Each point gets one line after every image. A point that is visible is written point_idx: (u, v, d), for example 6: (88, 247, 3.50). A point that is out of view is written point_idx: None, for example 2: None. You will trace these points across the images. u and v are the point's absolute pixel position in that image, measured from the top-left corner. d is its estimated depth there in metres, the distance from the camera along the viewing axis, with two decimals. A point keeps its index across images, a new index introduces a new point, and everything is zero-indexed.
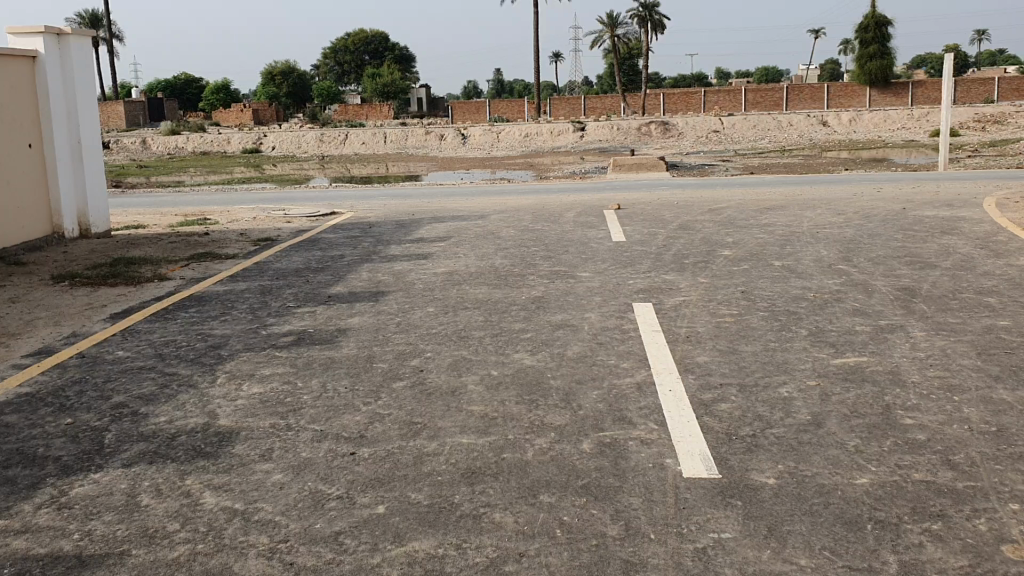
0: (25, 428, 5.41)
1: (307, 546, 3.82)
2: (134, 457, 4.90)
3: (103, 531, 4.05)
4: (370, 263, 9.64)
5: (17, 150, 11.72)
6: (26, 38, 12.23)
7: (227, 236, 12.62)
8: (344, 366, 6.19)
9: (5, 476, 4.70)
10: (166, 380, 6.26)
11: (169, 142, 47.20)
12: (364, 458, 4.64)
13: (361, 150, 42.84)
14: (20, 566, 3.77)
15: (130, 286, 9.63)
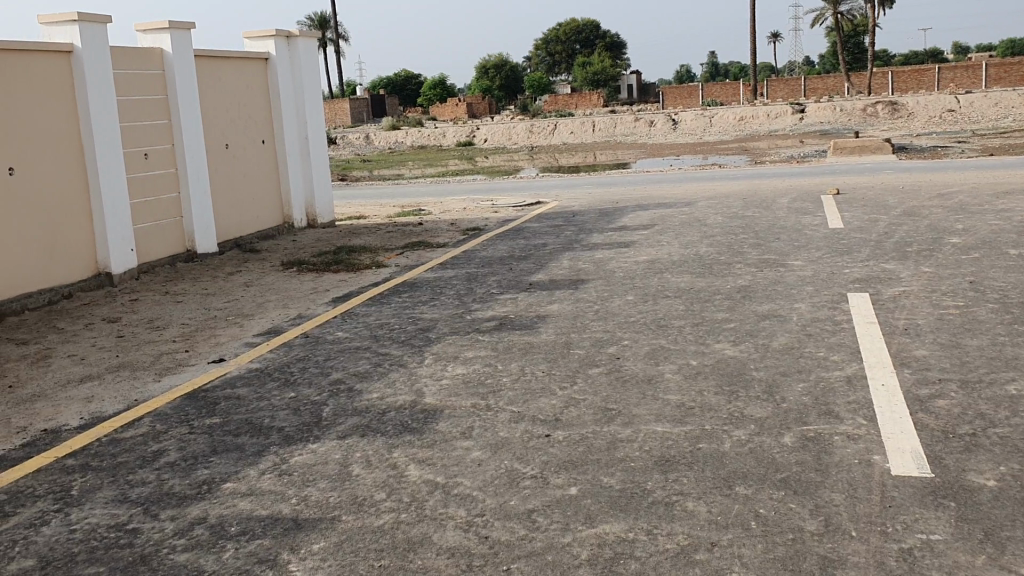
0: (255, 401, 5.91)
1: (502, 521, 3.94)
2: (348, 430, 5.24)
3: (318, 497, 4.37)
4: (573, 251, 9.75)
5: (252, 146, 12.74)
6: (259, 42, 13.27)
7: (440, 226, 13.13)
8: (543, 351, 6.31)
9: (236, 443, 5.17)
10: (379, 359, 6.64)
11: (391, 136, 49.64)
12: (559, 441, 4.72)
13: (572, 140, 43.22)
14: (245, 525, 4.14)
15: (350, 273, 10.24)
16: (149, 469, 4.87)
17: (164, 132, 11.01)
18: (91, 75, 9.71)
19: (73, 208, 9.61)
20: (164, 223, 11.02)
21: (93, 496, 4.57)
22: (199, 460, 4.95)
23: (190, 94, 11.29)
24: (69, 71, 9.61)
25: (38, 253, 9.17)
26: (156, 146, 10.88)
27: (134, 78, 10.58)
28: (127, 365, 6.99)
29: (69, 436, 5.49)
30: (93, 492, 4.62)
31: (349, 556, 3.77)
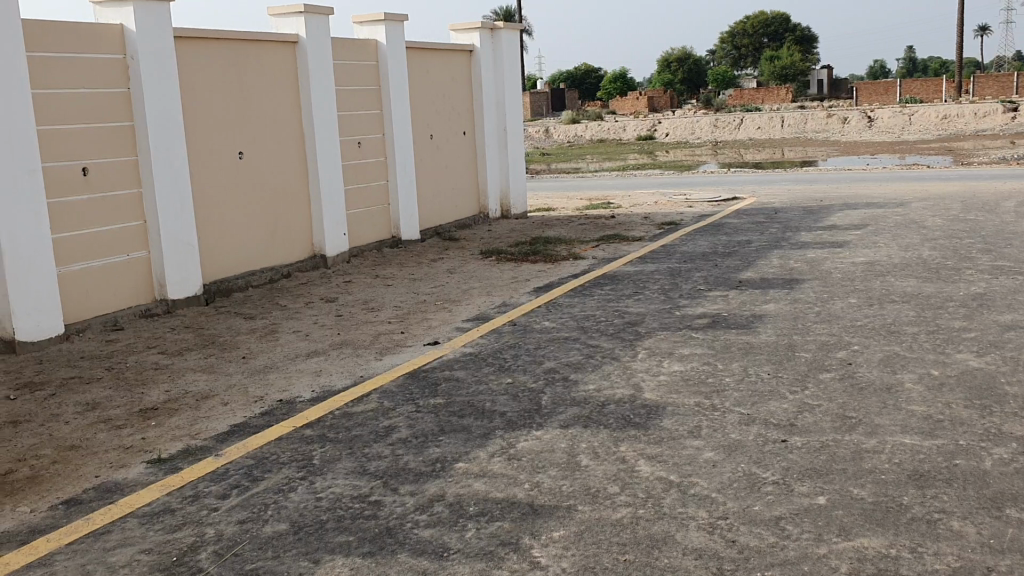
0: (473, 384, 6.00)
1: (748, 526, 3.80)
2: (570, 420, 5.22)
3: (551, 485, 4.36)
4: (781, 249, 9.41)
5: (454, 137, 13.04)
6: (464, 34, 13.55)
7: (634, 219, 12.98)
8: (765, 352, 6.09)
9: (461, 424, 5.26)
10: (591, 351, 6.60)
11: (570, 129, 49.79)
12: (797, 447, 4.52)
13: (758, 135, 41.95)
14: (483, 506, 4.19)
15: (549, 263, 10.28)
16: (383, 444, 5.02)
17: (376, 121, 11.42)
18: (313, 65, 10.18)
19: (293, 193, 10.12)
20: (372, 210, 11.43)
21: (334, 466, 4.76)
22: (429, 439, 5.06)
23: (400, 85, 11.66)
24: (295, 62, 10.12)
25: (262, 234, 9.72)
26: (368, 134, 11.29)
27: (351, 68, 11.02)
28: (348, 343, 7.26)
29: (304, 407, 5.75)
30: (334, 463, 4.80)
31: (592, 547, 3.73)
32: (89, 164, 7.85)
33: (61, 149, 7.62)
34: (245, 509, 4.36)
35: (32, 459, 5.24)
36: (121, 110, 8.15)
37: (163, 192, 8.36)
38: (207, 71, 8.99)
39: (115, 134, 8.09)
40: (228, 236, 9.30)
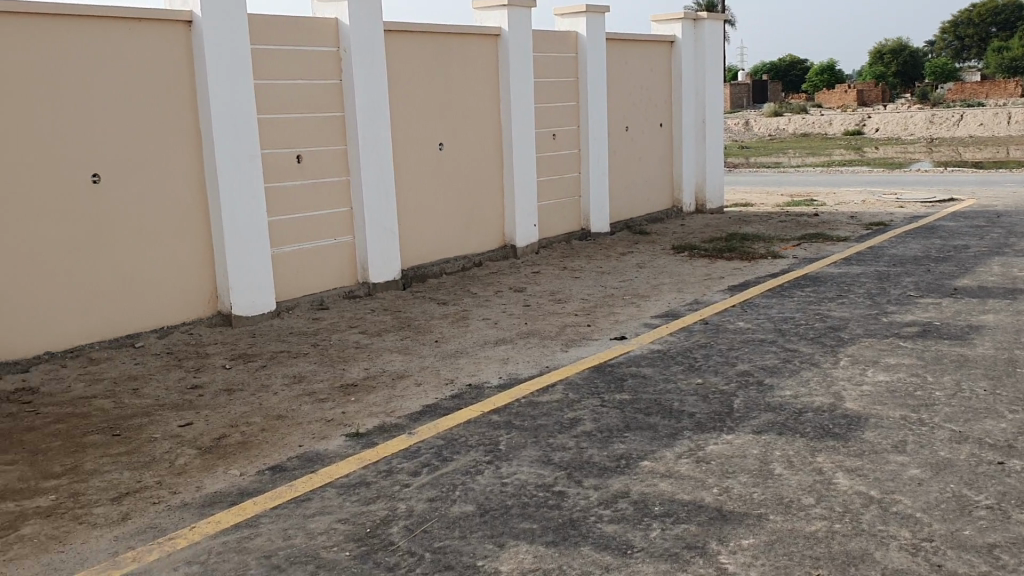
0: (662, 382, 5.91)
1: (957, 551, 3.53)
2: (763, 425, 5.04)
3: (740, 490, 4.22)
4: (1004, 256, 8.70)
5: (650, 130, 12.92)
6: (666, 25, 13.38)
7: (837, 219, 12.39)
8: (981, 366, 5.65)
9: (649, 422, 5.19)
10: (788, 355, 6.34)
11: (771, 123, 48.19)
12: (1017, 471, 4.16)
13: (979, 132, 39.03)
14: (669, 506, 4.11)
15: (745, 261, 9.98)
16: (569, 435, 5.04)
17: (572, 113, 11.48)
18: (515, 57, 10.34)
19: (489, 183, 10.34)
20: (565, 202, 11.51)
21: (520, 454, 4.82)
22: (615, 434, 5.02)
23: (599, 77, 11.65)
24: (496, 54, 10.30)
25: (457, 222, 9.99)
26: (564, 126, 11.37)
27: (551, 60, 11.11)
28: (537, 333, 7.34)
29: (493, 393, 5.86)
30: (521, 450, 4.86)
31: (783, 559, 3.58)
32: (302, 151, 8.32)
33: (278, 137, 8.12)
34: (435, 488, 4.49)
35: (243, 425, 5.62)
36: (333, 101, 8.59)
37: (368, 180, 8.74)
38: (413, 63, 9.32)
39: (326, 123, 8.54)
40: (426, 223, 9.62)
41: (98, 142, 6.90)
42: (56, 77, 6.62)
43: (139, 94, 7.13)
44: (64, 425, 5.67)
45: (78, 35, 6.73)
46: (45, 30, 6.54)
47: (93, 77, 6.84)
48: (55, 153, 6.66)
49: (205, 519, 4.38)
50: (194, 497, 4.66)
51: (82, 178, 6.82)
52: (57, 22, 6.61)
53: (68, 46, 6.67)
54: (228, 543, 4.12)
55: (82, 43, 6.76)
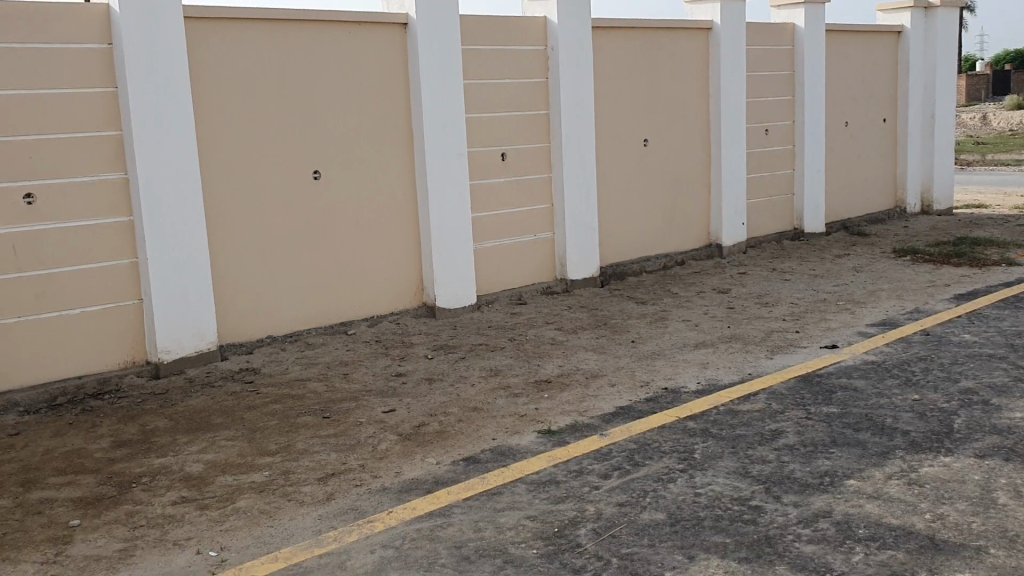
0: (874, 396, 5.55)
1: None
2: (987, 449, 4.62)
3: (957, 519, 3.89)
4: None
5: (871, 125, 12.19)
6: (894, 14, 12.57)
7: None
8: None
9: (857, 438, 4.88)
10: (1021, 373, 5.79)
11: (1012, 117, 44.32)
12: None
13: None
14: (874, 530, 3.85)
15: (975, 268, 9.21)
16: (768, 447, 4.83)
17: (785, 109, 11.02)
18: (727, 52, 10.05)
19: (694, 181, 10.12)
20: (775, 200, 11.07)
21: (716, 463, 4.67)
22: (819, 449, 4.76)
23: (817, 70, 11.12)
24: (706, 49, 10.06)
25: (660, 220, 9.85)
26: (777, 122, 10.94)
27: (765, 54, 10.71)
28: (739, 337, 7.09)
29: (690, 398, 5.72)
30: (716, 460, 4.71)
31: None
32: (507, 149, 8.47)
33: (486, 135, 8.30)
34: (625, 492, 4.43)
35: (442, 415, 5.78)
36: (539, 99, 8.68)
37: (571, 177, 8.77)
38: (620, 60, 9.26)
39: (532, 121, 8.65)
40: (627, 220, 9.54)
41: (318, 140, 7.32)
42: (284, 80, 7.10)
43: (357, 94, 7.51)
44: (281, 405, 6.06)
45: (304, 40, 7.18)
46: (275, 36, 7.03)
47: (316, 79, 7.27)
48: (281, 151, 7.13)
49: (402, 505, 4.54)
50: (392, 482, 4.84)
51: (304, 175, 7.27)
52: (286, 29, 7.08)
53: (294, 51, 7.13)
54: (422, 530, 4.25)
55: (307, 48, 7.20)
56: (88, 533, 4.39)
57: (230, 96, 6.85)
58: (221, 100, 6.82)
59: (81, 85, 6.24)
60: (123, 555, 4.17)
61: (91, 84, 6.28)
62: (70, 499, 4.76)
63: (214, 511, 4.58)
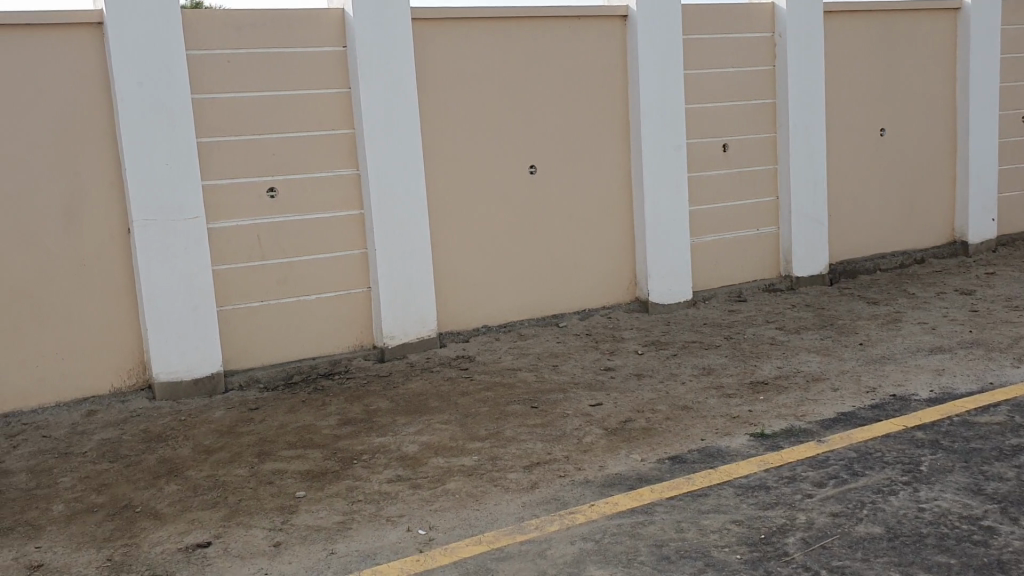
0: None
1: None
2: None
3: None
4: None
5: None
6: None
7: None
8: None
9: None
10: None
11: None
12: None
13: None
14: None
15: None
16: (1008, 464, 4.41)
17: None
18: (978, 33, 9.24)
19: (936, 173, 9.41)
20: None
21: (945, 478, 4.32)
22: None
23: None
24: (954, 31, 9.30)
25: (896, 215, 9.23)
26: None
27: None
28: (982, 343, 6.53)
29: (919, 407, 5.32)
30: (945, 474, 4.36)
31: None
32: (729, 141, 8.24)
33: (707, 127, 8.12)
34: (840, 502, 4.20)
35: (650, 411, 5.72)
36: (764, 89, 8.38)
37: (797, 170, 8.41)
38: (854, 46, 8.75)
39: (756, 112, 8.37)
40: (859, 215, 9.02)
41: (537, 135, 7.46)
42: (505, 76, 7.28)
43: (575, 90, 7.57)
44: (493, 393, 6.23)
45: (525, 38, 7.33)
46: (498, 35, 7.22)
47: (536, 75, 7.41)
48: (500, 146, 7.33)
49: (604, 499, 4.54)
50: (596, 475, 4.85)
51: (522, 169, 7.44)
52: (508, 27, 7.26)
53: (516, 49, 7.30)
54: (623, 526, 4.23)
55: (528, 45, 7.35)
56: (312, 503, 4.72)
57: (454, 93, 7.11)
58: (445, 98, 7.09)
59: (318, 87, 6.69)
60: (341, 528, 4.44)
61: (327, 84, 6.72)
62: (298, 471, 5.14)
63: (425, 492, 4.79)
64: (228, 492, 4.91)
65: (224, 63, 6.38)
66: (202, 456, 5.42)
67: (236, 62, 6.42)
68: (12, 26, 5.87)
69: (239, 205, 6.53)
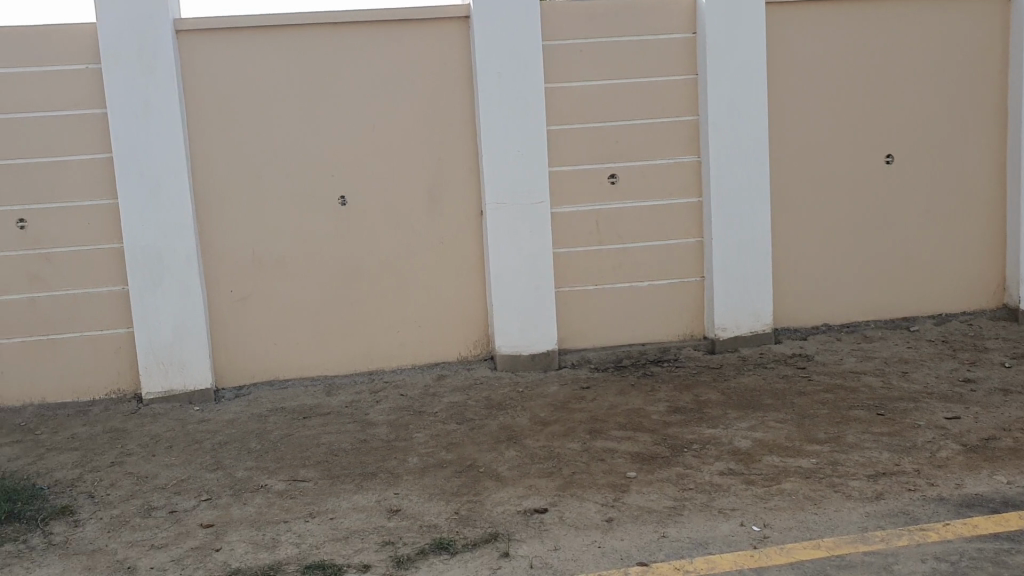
0: None
1: None
2: None
3: None
4: None
5: None
6: None
7: None
8: None
9: None
10: None
11: None
12: None
13: None
14: None
15: None
16: None
17: None
18: None
19: None
20: None
21: None
22: None
23: None
24: None
25: None
26: None
27: None
28: None
29: None
30: None
31: None
32: None
33: None
34: None
35: (1018, 431, 5.13)
36: None
37: None
38: None
39: None
40: None
41: (896, 124, 7.01)
42: (863, 62, 6.91)
43: (942, 75, 7.01)
44: (832, 395, 5.91)
45: (887, 20, 6.89)
46: (858, 18, 6.85)
47: (898, 61, 6.96)
48: (854, 136, 6.97)
49: (963, 520, 4.14)
50: (953, 494, 4.43)
51: (876, 160, 7.02)
52: (870, 9, 6.86)
53: (877, 33, 6.89)
54: (985, 551, 3.83)
55: (891, 28, 6.90)
56: (643, 485, 4.76)
57: (806, 80, 6.85)
58: (795, 85, 6.84)
59: (664, 74, 6.72)
60: (672, 512, 4.44)
61: (673, 72, 6.73)
62: (630, 452, 5.21)
63: (759, 488, 4.65)
64: (563, 464, 5.09)
65: (577, 53, 6.59)
66: (538, 428, 5.67)
67: (586, 52, 6.60)
68: (395, 22, 6.48)
69: (582, 190, 6.72)
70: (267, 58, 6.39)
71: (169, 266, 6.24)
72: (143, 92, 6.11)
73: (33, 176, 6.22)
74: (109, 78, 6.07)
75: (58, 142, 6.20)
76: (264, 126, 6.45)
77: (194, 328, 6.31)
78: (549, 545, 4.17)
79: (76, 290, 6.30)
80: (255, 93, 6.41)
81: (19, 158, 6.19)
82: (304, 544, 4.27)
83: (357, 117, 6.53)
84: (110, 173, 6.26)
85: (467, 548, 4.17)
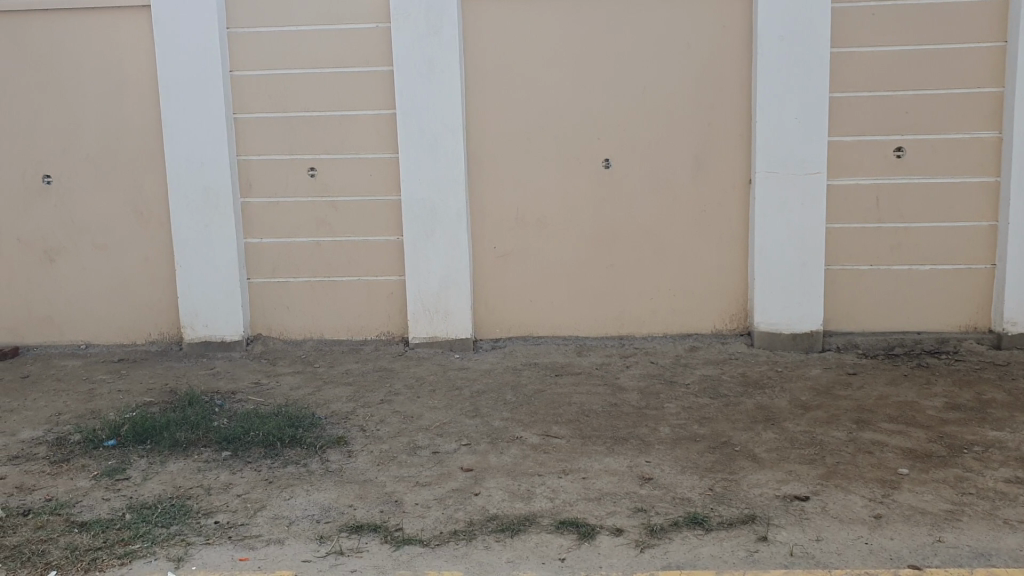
0: None
1: None
2: None
3: None
4: None
5: None
6: None
7: None
8: None
9: None
10: None
11: None
12: None
13: None
14: None
15: None
16: None
17: None
18: None
19: None
20: None
21: None
22: None
23: None
24: None
25: None
26: None
27: None
28: None
29: None
30: None
31: None
32: None
33: None
34: None
35: None
36: None
37: None
38: None
39: None
40: None
41: None
42: None
43: None
44: None
45: None
46: None
47: None
48: None
49: None
50: None
51: None
52: None
53: None
54: None
55: None
56: (915, 484, 4.43)
57: None
58: None
59: (966, 40, 6.12)
60: (949, 517, 4.10)
61: (978, 38, 6.11)
62: (900, 447, 4.86)
63: None
64: (825, 453, 4.83)
65: (869, 17, 6.14)
66: (798, 411, 5.42)
67: (879, 15, 6.14)
68: None
69: (863, 164, 6.31)
70: (544, 19, 6.45)
71: (440, 218, 6.51)
72: (427, 52, 6.36)
73: (325, 128, 6.66)
74: (396, 35, 6.36)
75: (348, 96, 6.59)
76: (537, 87, 6.53)
77: (459, 280, 6.57)
78: (810, 534, 3.98)
79: (357, 238, 6.72)
80: (530, 54, 6.50)
81: (313, 110, 6.64)
82: (558, 499, 4.34)
83: (629, 80, 6.47)
84: (393, 128, 6.59)
85: (722, 526, 4.06)
